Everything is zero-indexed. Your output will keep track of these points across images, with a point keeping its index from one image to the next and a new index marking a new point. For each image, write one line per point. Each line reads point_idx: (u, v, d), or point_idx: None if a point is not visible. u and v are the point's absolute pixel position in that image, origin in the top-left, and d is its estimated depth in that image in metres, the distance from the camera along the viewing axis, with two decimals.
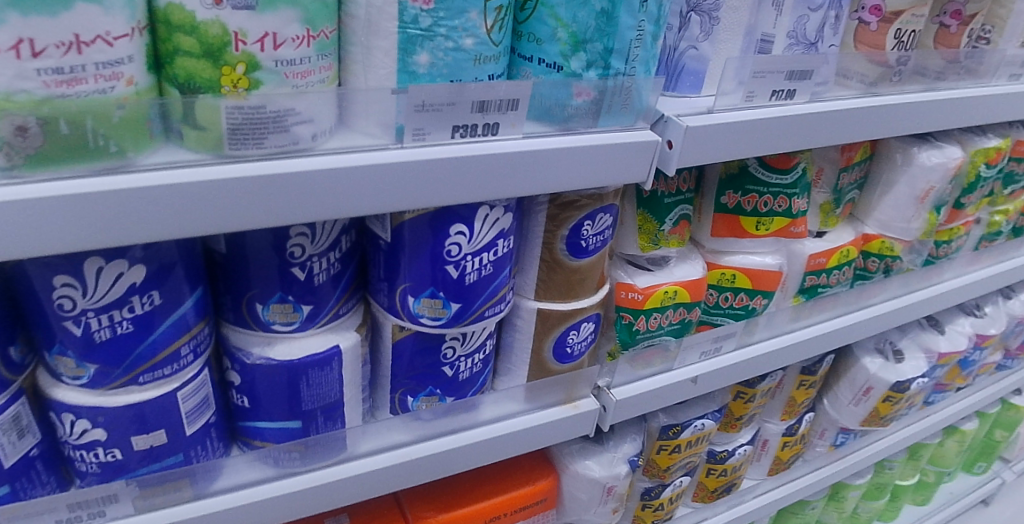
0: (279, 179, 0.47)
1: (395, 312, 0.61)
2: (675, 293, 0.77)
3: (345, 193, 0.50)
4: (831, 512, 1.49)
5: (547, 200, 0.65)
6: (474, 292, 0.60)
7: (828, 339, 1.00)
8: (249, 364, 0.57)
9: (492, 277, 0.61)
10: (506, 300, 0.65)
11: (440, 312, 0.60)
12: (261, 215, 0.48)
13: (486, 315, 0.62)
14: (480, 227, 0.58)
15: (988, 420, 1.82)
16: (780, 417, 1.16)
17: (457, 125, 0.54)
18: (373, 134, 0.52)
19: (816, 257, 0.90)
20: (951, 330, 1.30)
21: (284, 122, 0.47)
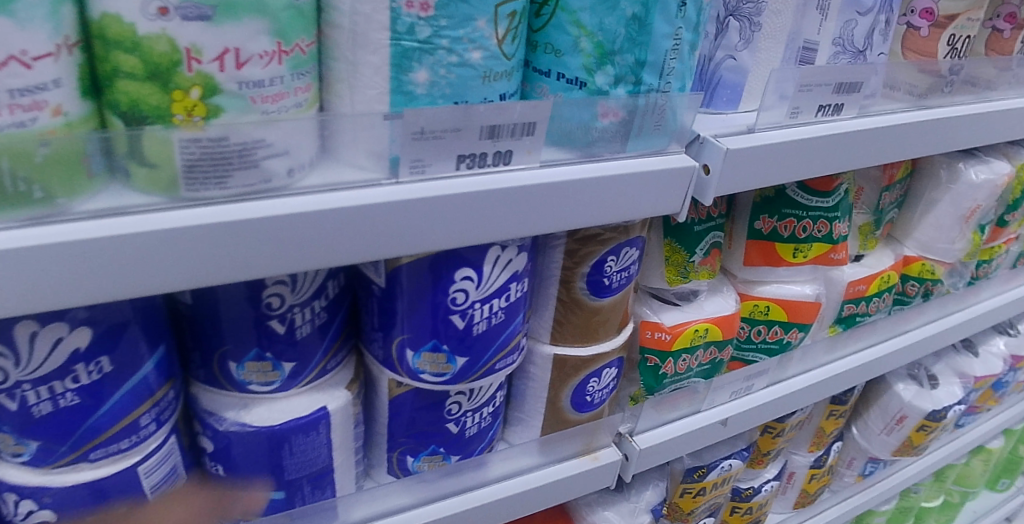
0: (248, 227, 0.40)
1: (392, 366, 0.54)
2: (706, 331, 0.69)
3: (329, 238, 0.43)
4: None
5: (565, 235, 0.58)
6: (483, 344, 0.53)
7: (864, 370, 0.92)
8: (222, 431, 0.50)
9: (503, 326, 0.54)
10: (519, 349, 0.58)
11: (444, 366, 0.53)
12: (228, 269, 0.40)
13: (496, 369, 0.56)
14: (491, 271, 0.51)
15: (1013, 438, 1.74)
16: (807, 448, 1.08)
17: (463, 155, 0.46)
18: (363, 166, 0.44)
19: (856, 284, 0.82)
20: (985, 352, 1.21)
21: (252, 156, 0.39)
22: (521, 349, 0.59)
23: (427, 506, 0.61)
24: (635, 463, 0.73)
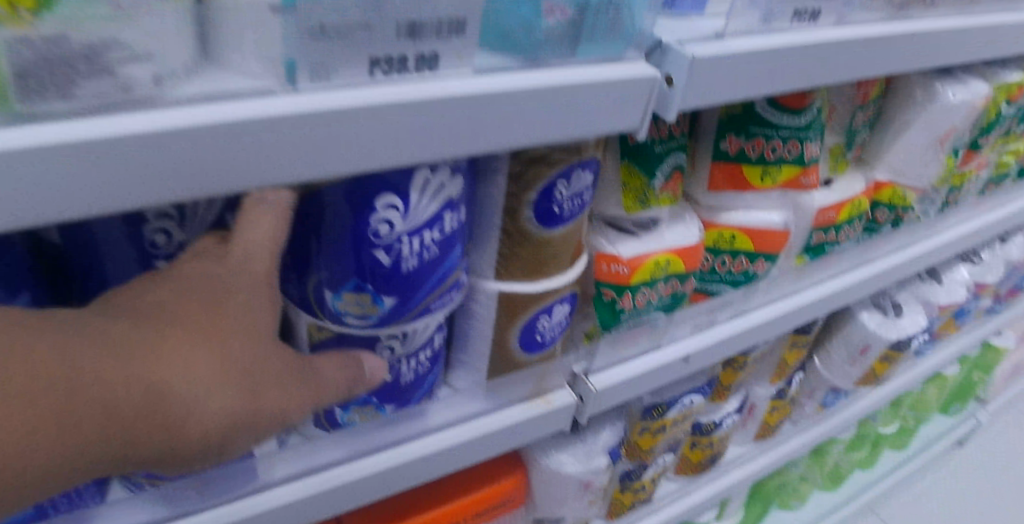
0: (108, 150, 0.33)
1: (313, 307, 0.49)
2: (667, 262, 0.64)
3: (210, 160, 0.36)
4: (813, 469, 1.43)
5: (508, 156, 0.52)
6: (413, 283, 0.48)
7: (829, 301, 0.89)
8: None
9: (436, 262, 0.49)
10: (458, 285, 0.53)
11: (370, 308, 0.48)
12: (89, 200, 0.34)
13: (431, 309, 0.51)
14: (419, 198, 0.45)
15: (969, 365, 1.76)
16: (769, 380, 1.05)
17: (376, 58, 0.39)
18: (251, 72, 0.37)
19: (826, 210, 0.77)
20: (949, 280, 1.18)
21: (103, 61, 0.32)
22: (461, 285, 0.54)
23: (356, 462, 0.59)
24: (591, 405, 0.70)
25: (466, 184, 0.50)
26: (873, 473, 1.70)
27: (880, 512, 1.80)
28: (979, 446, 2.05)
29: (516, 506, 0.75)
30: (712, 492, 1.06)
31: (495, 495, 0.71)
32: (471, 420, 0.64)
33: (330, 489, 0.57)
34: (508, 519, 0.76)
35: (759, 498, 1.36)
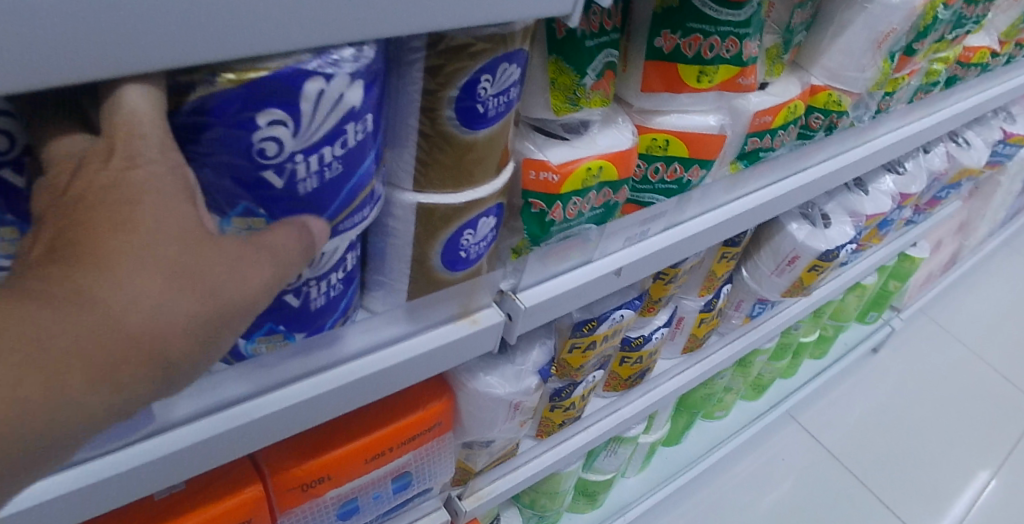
0: None
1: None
2: (599, 169, 0.59)
3: (43, 56, 0.29)
4: (738, 379, 1.47)
5: (422, 48, 0.46)
6: (314, 205, 0.42)
7: (761, 211, 0.87)
8: None
9: (340, 181, 0.43)
10: (374, 200, 0.48)
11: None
12: None
13: (341, 229, 0.46)
14: (311, 109, 0.38)
15: (886, 274, 1.82)
16: (698, 293, 1.04)
17: None
18: None
19: (761, 115, 0.74)
20: (876, 190, 1.20)
21: None
22: (377, 200, 0.49)
23: (269, 395, 0.54)
24: (521, 323, 0.66)
25: (377, 88, 0.43)
26: (793, 380, 1.78)
27: (798, 416, 1.90)
28: (893, 351, 2.17)
29: (443, 431, 0.73)
30: (641, 406, 1.07)
31: (421, 422, 0.68)
32: (393, 343, 0.59)
33: (243, 425, 0.52)
34: (437, 444, 0.74)
35: (684, 408, 1.40)
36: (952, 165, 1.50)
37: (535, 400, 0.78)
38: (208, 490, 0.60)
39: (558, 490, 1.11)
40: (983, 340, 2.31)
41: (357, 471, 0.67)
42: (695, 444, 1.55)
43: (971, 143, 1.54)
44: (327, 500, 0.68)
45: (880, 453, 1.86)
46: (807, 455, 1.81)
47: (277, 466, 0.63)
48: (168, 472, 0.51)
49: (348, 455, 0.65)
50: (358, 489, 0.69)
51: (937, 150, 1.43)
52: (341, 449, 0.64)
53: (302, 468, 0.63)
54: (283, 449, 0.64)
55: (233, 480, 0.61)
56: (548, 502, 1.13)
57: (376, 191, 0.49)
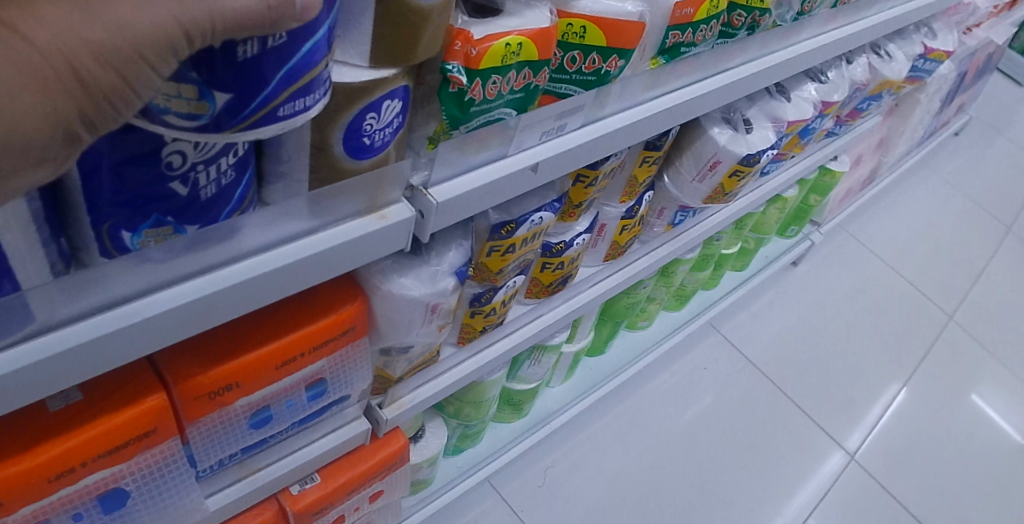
0: None
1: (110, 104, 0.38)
2: (521, 46, 0.56)
3: None
4: (661, 288, 1.50)
5: None
6: (253, 72, 0.39)
7: (679, 110, 0.87)
8: None
9: (284, 50, 0.40)
10: (320, 92, 0.44)
11: (199, 108, 0.39)
12: None
13: (279, 117, 0.42)
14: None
15: (807, 188, 1.87)
16: (619, 200, 1.04)
17: None
18: None
19: (682, 6, 0.72)
20: (797, 97, 1.21)
21: None
22: (323, 97, 0.45)
23: (162, 293, 0.50)
24: (432, 220, 0.64)
25: None
26: (715, 292, 1.83)
27: (720, 327, 1.96)
28: (812, 264, 2.26)
29: (358, 337, 0.70)
30: (563, 312, 1.09)
31: (333, 326, 0.66)
32: (296, 239, 0.56)
33: (134, 324, 0.48)
34: (353, 350, 0.71)
35: (607, 317, 1.43)
36: (873, 77, 1.52)
37: (453, 302, 0.77)
38: (102, 400, 0.55)
39: (483, 399, 1.12)
40: (895, 253, 2.42)
41: (269, 377, 0.64)
42: (619, 353, 1.59)
43: (893, 56, 1.55)
44: (238, 409, 0.64)
45: (794, 359, 1.96)
46: (727, 363, 1.88)
47: (180, 375, 0.59)
48: (55, 376, 0.47)
49: (257, 361, 0.62)
50: (271, 397, 0.66)
51: (859, 60, 1.45)
52: (249, 355, 0.61)
53: (207, 377, 0.59)
54: (183, 356, 0.60)
55: (132, 388, 0.57)
56: (473, 411, 1.14)
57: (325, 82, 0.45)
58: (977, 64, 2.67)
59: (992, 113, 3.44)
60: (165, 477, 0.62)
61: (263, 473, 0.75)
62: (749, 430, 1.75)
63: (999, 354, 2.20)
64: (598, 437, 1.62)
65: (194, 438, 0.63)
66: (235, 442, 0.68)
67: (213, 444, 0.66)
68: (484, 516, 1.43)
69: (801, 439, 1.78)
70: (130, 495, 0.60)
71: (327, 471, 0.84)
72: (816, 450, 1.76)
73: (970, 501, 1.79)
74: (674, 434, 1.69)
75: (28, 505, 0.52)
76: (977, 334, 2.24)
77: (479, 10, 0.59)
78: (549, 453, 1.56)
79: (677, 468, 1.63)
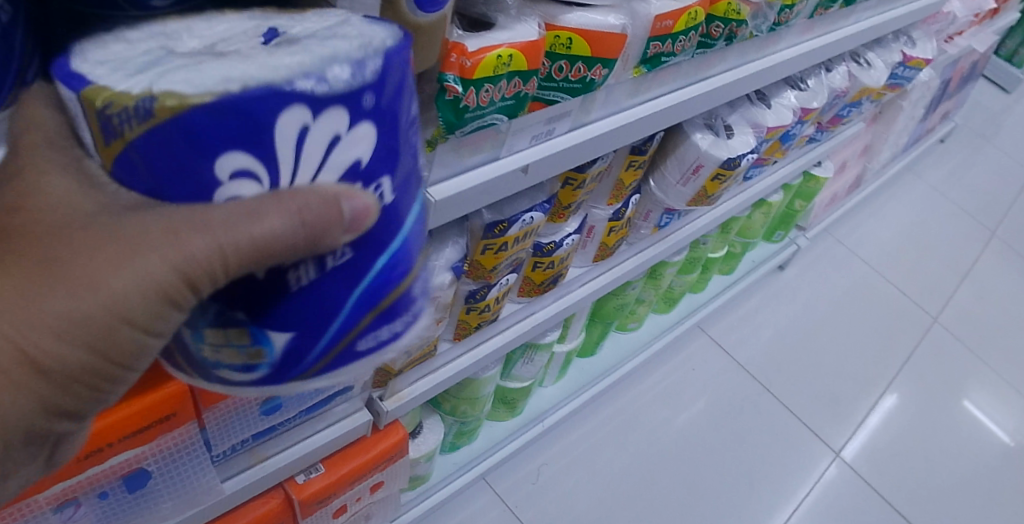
0: None
1: (186, 340, 0.43)
2: (510, 58, 0.61)
3: None
4: (649, 290, 1.55)
5: None
6: (316, 311, 0.40)
7: (662, 116, 0.92)
8: None
9: (355, 274, 0.40)
10: (406, 320, 0.44)
11: (258, 355, 0.41)
12: None
13: (361, 348, 0.42)
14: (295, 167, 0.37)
15: (790, 192, 1.93)
16: (606, 202, 1.09)
17: None
18: None
19: (663, 19, 0.77)
20: (777, 105, 1.26)
21: None
22: (411, 329, 0.44)
23: None
24: (431, 217, 0.69)
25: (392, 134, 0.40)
26: (702, 295, 1.89)
27: (709, 330, 2.01)
28: (798, 267, 2.31)
29: None
30: (553, 311, 1.14)
31: None
32: None
33: None
34: None
35: (598, 319, 1.48)
36: (852, 84, 1.58)
37: (448, 297, 0.82)
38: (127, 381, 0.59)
39: (479, 396, 1.16)
40: (881, 256, 2.48)
41: None
42: (609, 354, 1.63)
43: (872, 64, 1.61)
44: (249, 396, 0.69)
45: (782, 360, 2.01)
46: (715, 364, 1.93)
47: None
48: None
49: None
50: None
51: (838, 68, 1.51)
52: None
53: None
54: None
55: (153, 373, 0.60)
56: (468, 407, 1.18)
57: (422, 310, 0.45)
58: (959, 72, 2.74)
59: (978, 120, 3.52)
60: (183, 460, 0.66)
61: (272, 460, 0.79)
62: (738, 431, 1.80)
63: (983, 355, 2.26)
64: (591, 437, 1.67)
65: (210, 422, 0.67)
66: (247, 428, 0.72)
67: (226, 430, 0.70)
68: (481, 514, 1.47)
69: (790, 440, 1.82)
70: (151, 475, 0.64)
71: (329, 462, 0.88)
72: (803, 450, 1.81)
73: (954, 501, 1.84)
74: (665, 435, 1.73)
75: (61, 481, 0.57)
76: (961, 336, 2.29)
77: (474, 28, 0.65)
78: (542, 451, 1.60)
79: (669, 468, 1.67)
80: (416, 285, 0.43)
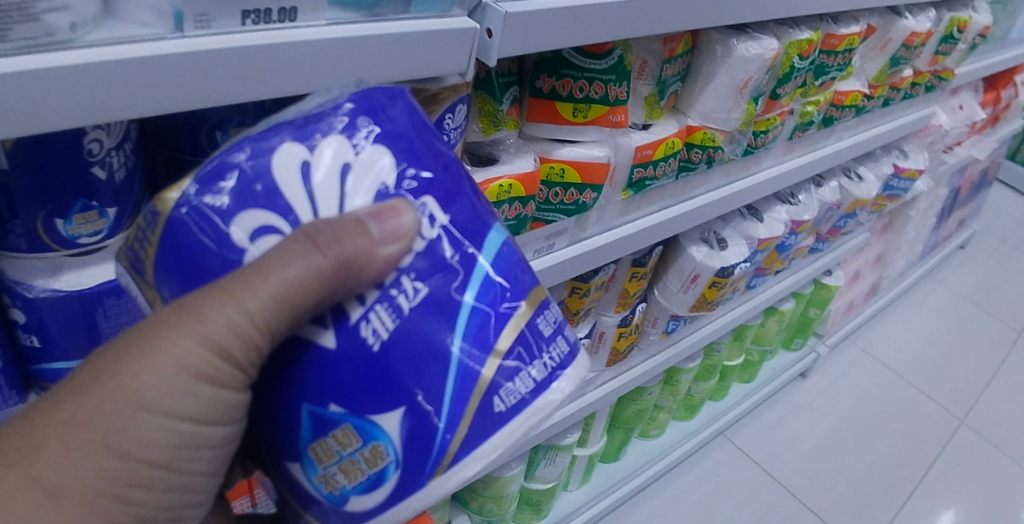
0: (37, 77, 0.43)
1: (299, 477, 0.45)
2: (510, 187, 0.76)
3: (118, 101, 0.47)
4: (667, 396, 1.62)
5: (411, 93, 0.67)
6: (423, 366, 0.42)
7: (655, 230, 1.04)
8: (32, 299, 0.56)
9: (441, 308, 0.42)
10: (544, 360, 0.45)
11: (380, 454, 0.43)
12: (33, 120, 0.45)
13: (495, 395, 0.43)
14: (309, 205, 0.44)
15: (803, 300, 2.01)
16: (614, 309, 1.20)
17: (247, 10, 0.51)
18: (147, 23, 0.48)
19: (642, 149, 0.92)
20: (770, 218, 1.37)
21: (31, 10, 0.42)
22: (557, 370, 0.45)
23: None
24: None
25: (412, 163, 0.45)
26: (723, 402, 1.94)
27: (734, 437, 2.04)
28: (821, 374, 2.35)
29: None
30: (571, 410, 1.22)
31: None
32: None
33: None
34: None
35: (619, 424, 1.54)
36: (845, 197, 1.70)
37: None
38: None
39: (504, 494, 1.22)
40: (906, 360, 2.50)
41: None
42: (632, 459, 1.68)
43: (863, 177, 1.74)
44: None
45: (811, 466, 2.01)
46: (742, 471, 1.94)
47: None
48: None
49: None
50: None
51: (829, 183, 1.64)
52: None
53: None
54: None
55: None
56: (495, 506, 1.24)
57: (561, 347, 0.47)
58: (967, 180, 2.86)
59: (1002, 226, 3.58)
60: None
61: None
62: None
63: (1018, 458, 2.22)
64: None
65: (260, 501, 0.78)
66: None
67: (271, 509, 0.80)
68: None
69: None
70: None
71: None
72: None
73: None
74: None
75: None
76: (995, 438, 2.27)
77: (482, 163, 0.80)
78: None
79: None
80: (532, 319, 0.45)
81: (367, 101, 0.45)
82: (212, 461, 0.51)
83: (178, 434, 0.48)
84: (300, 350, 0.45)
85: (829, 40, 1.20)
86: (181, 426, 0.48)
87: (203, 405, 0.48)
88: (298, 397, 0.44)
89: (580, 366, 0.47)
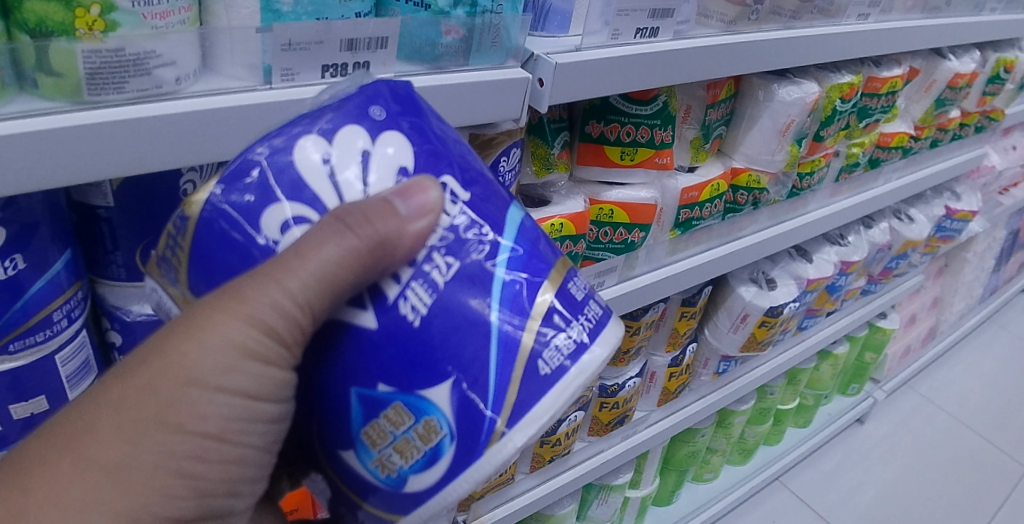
0: (145, 123, 0.49)
1: (354, 465, 0.45)
2: (561, 226, 0.80)
3: (211, 143, 0.53)
4: (720, 439, 1.61)
5: (468, 137, 0.72)
6: (465, 336, 0.42)
7: (705, 268, 1.07)
8: (130, 322, 0.62)
9: (477, 280, 0.42)
10: (580, 323, 0.44)
11: (434, 429, 0.42)
12: (139, 161, 0.50)
13: (541, 358, 0.42)
14: (334, 191, 0.43)
15: (858, 343, 1.97)
16: (665, 349, 1.21)
17: (326, 64, 0.56)
18: (240, 75, 0.54)
19: (689, 190, 0.95)
20: (819, 259, 1.36)
21: (145, 65, 0.48)
22: (595, 332, 0.44)
23: None
24: None
25: (424, 147, 0.45)
26: (778, 447, 1.90)
27: (789, 483, 1.99)
28: (880, 421, 2.28)
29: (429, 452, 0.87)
30: (623, 449, 1.23)
31: None
32: None
33: None
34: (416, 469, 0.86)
35: (671, 467, 1.53)
36: (896, 238, 1.69)
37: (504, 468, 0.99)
38: None
39: None
40: (970, 407, 2.41)
41: None
42: (685, 503, 1.65)
43: (914, 219, 1.72)
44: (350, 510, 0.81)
45: (872, 514, 1.93)
46: (799, 518, 1.89)
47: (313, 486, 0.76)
48: None
49: None
50: None
51: (879, 223, 1.63)
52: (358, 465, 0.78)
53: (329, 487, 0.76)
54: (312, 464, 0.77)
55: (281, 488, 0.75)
56: None
57: (595, 309, 0.46)
58: None
59: None
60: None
61: None
62: None
63: None
64: None
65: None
66: None
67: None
68: None
69: None
70: None
71: None
72: None
73: None
74: None
75: None
76: None
77: (535, 205, 0.84)
78: None
79: None
80: (563, 285, 0.45)
81: (369, 91, 0.46)
82: (265, 435, 0.48)
83: (231, 407, 0.46)
84: (340, 332, 0.44)
85: (872, 84, 1.23)
86: (233, 399, 0.46)
87: (252, 381, 0.46)
88: (343, 381, 0.44)
89: (617, 326, 0.47)
